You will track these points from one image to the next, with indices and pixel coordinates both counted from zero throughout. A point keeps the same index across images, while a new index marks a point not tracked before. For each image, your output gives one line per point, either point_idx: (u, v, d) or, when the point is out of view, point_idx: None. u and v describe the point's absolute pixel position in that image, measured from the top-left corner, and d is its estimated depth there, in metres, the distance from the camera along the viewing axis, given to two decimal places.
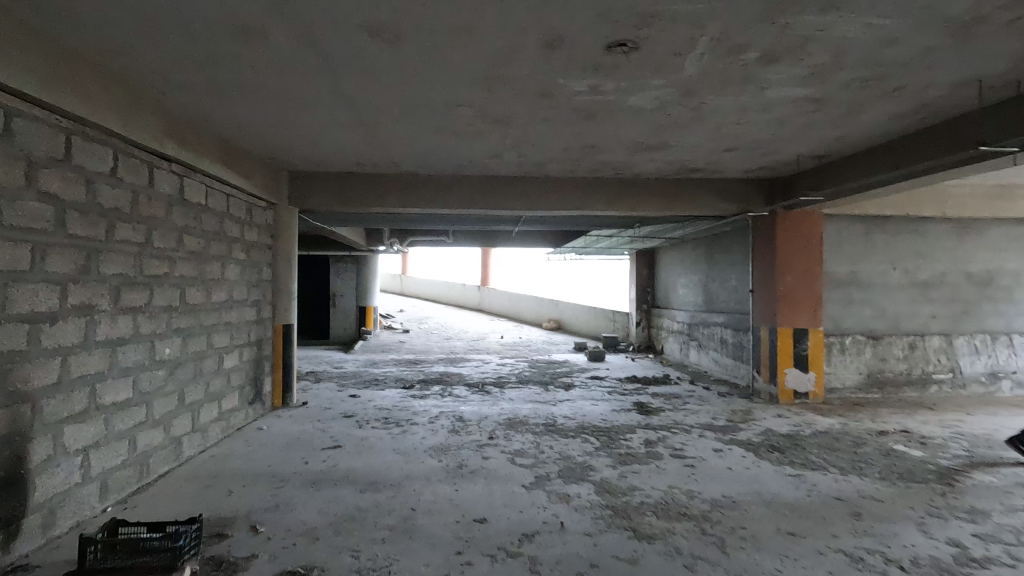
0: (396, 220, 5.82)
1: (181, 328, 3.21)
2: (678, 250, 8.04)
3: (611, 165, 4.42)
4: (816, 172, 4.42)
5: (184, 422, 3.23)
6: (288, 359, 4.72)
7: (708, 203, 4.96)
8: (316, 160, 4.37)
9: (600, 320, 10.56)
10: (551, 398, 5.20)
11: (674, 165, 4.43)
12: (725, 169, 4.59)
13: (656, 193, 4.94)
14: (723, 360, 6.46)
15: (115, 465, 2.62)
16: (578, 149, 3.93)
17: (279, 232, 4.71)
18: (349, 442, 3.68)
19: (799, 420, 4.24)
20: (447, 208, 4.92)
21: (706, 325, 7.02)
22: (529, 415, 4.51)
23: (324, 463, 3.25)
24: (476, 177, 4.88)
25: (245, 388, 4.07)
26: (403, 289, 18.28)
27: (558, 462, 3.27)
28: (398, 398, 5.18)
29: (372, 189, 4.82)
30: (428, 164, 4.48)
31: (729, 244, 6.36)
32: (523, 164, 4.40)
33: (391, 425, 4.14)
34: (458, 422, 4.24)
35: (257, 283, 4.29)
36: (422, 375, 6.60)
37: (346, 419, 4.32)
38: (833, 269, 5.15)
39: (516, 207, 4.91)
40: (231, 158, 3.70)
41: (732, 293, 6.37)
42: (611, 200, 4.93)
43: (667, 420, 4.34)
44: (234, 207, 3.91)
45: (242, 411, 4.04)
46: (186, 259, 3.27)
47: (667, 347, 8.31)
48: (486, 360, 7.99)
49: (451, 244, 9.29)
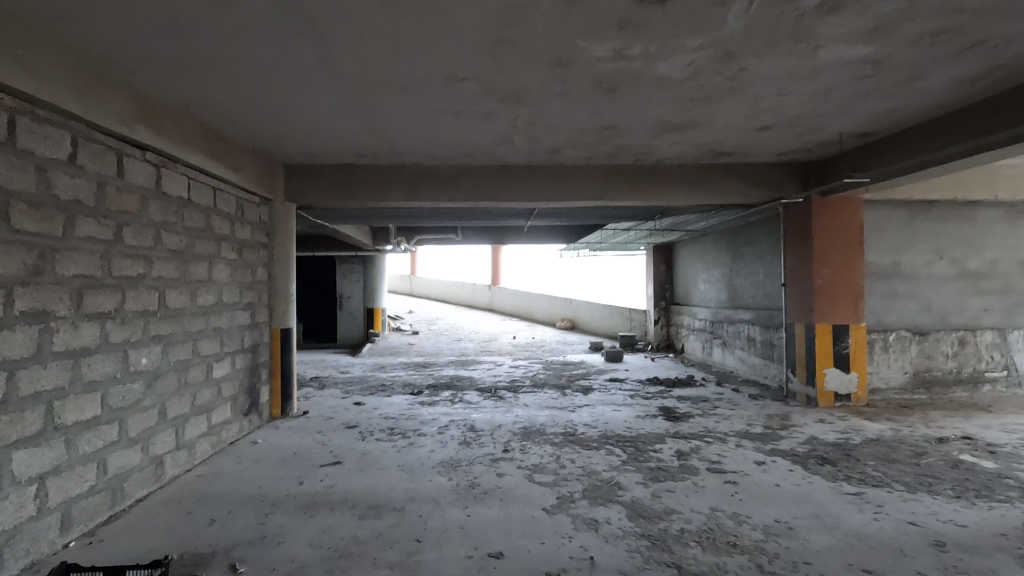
0: (401, 216, 5.48)
1: (161, 335, 2.89)
2: (698, 244, 7.64)
3: (632, 149, 4.06)
4: (858, 154, 4.02)
5: (167, 439, 2.92)
6: (287, 366, 4.40)
7: (736, 190, 4.57)
8: (312, 150, 4.04)
9: (616, 319, 10.19)
10: (569, 403, 4.84)
11: (700, 148, 4.05)
12: (756, 152, 4.20)
13: (679, 180, 4.57)
14: (752, 359, 6.07)
15: (81, 493, 2.31)
16: (597, 131, 3.57)
17: (275, 229, 4.39)
18: (350, 457, 3.35)
19: (844, 426, 3.84)
20: (454, 201, 4.57)
21: (730, 322, 6.63)
22: (547, 423, 4.16)
23: (321, 483, 2.92)
24: (485, 167, 4.53)
25: (238, 398, 3.76)
26: (413, 290, 18.00)
27: (582, 480, 2.91)
28: (406, 405, 4.85)
29: (374, 181, 4.49)
30: (433, 153, 4.13)
31: (756, 236, 5.96)
32: (536, 150, 4.04)
33: (397, 437, 3.80)
34: (469, 432, 3.89)
35: (250, 285, 3.97)
36: (432, 379, 6.28)
37: (349, 430, 3.99)
38: (874, 259, 4.75)
39: (529, 199, 4.55)
40: (216, 148, 3.38)
41: (760, 288, 5.97)
42: (631, 189, 4.56)
43: (698, 427, 3.97)
44: (223, 202, 3.60)
45: (236, 424, 3.72)
46: (166, 259, 2.95)
47: (688, 345, 7.93)
48: (498, 362, 7.65)
49: (460, 242, 8.97)
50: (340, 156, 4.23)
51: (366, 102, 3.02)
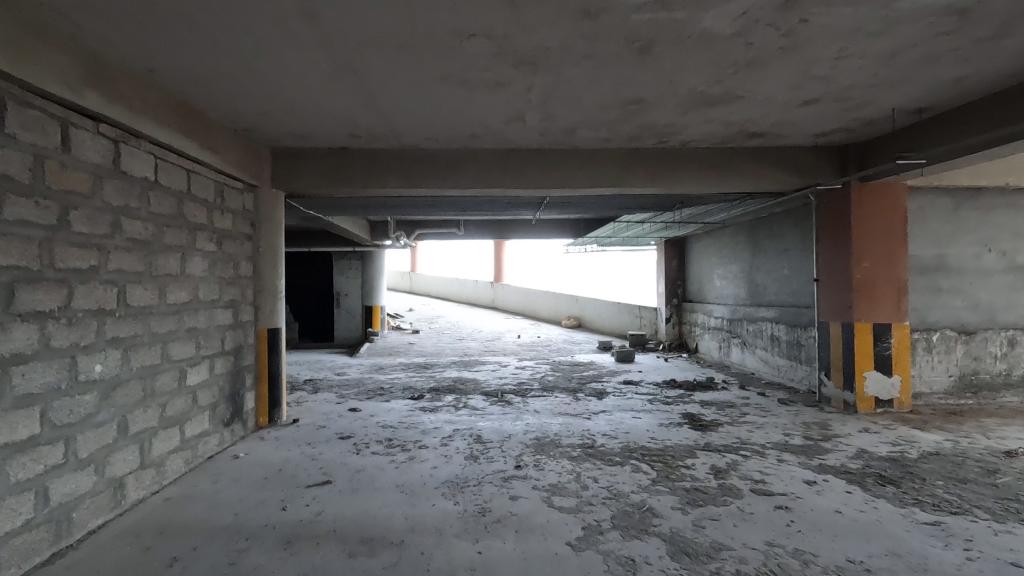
0: (400, 206, 5.07)
1: (120, 338, 2.49)
2: (714, 238, 7.24)
3: (655, 129, 3.66)
4: (906, 133, 3.62)
5: (128, 458, 2.52)
6: (275, 370, 4.01)
7: (767, 175, 4.17)
8: (299, 129, 3.63)
9: (625, 316, 9.80)
10: (584, 410, 4.43)
11: (731, 128, 3.66)
12: (792, 133, 3.80)
13: (704, 164, 4.17)
14: (775, 360, 5.68)
15: (12, 530, 1.91)
16: (620, 105, 3.17)
17: (261, 219, 3.99)
18: (341, 475, 2.95)
19: (894, 437, 3.45)
20: (457, 188, 4.17)
21: (751, 321, 6.23)
22: (561, 433, 3.75)
23: (309, 508, 2.53)
24: (492, 150, 4.13)
25: (218, 407, 3.37)
26: (413, 288, 17.58)
27: (609, 504, 2.52)
28: (406, 411, 4.46)
29: (369, 166, 4.09)
30: (435, 134, 3.73)
31: (781, 228, 5.56)
32: (550, 129, 3.64)
33: (396, 450, 3.41)
34: (476, 444, 3.49)
35: (231, 280, 3.57)
36: (433, 381, 5.88)
37: (342, 442, 3.60)
38: (917, 252, 4.34)
39: (540, 186, 4.15)
40: (189, 125, 2.98)
41: (785, 283, 5.57)
42: (651, 174, 4.16)
43: (730, 438, 3.56)
44: (198, 187, 3.19)
45: (215, 435, 3.33)
46: (128, 249, 2.55)
47: (703, 345, 7.54)
48: (503, 362, 7.27)
49: (462, 237, 8.58)
50: (332, 138, 3.83)
51: (358, 67, 2.62)
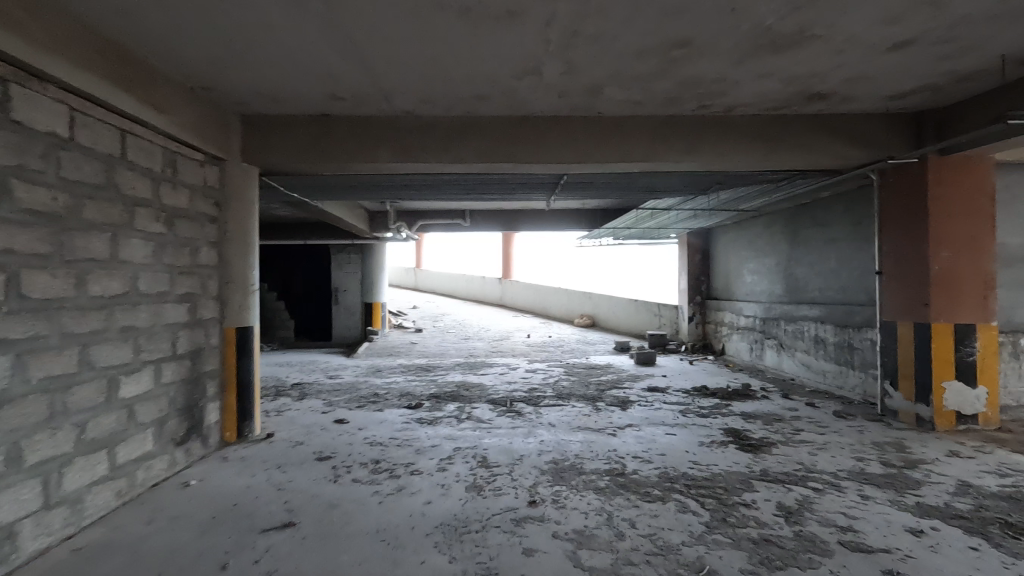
0: (395, 188, 4.45)
1: (10, 340, 1.90)
2: (745, 228, 6.58)
3: (699, 88, 3.04)
4: (1008, 92, 2.97)
5: (23, 497, 1.93)
6: (245, 377, 3.42)
7: (827, 147, 3.52)
8: (270, 88, 3.03)
9: (643, 315, 9.14)
10: (607, 424, 3.78)
11: (791, 86, 3.02)
12: (863, 94, 3.16)
13: (752, 135, 3.52)
14: (820, 365, 5.02)
15: None
16: (661, 51, 2.55)
17: (228, 198, 3.38)
18: (309, 514, 2.33)
19: (996, 465, 2.80)
20: (460, 164, 3.55)
21: (789, 320, 5.58)
22: (583, 454, 3.10)
23: (260, 563, 1.93)
24: (501, 118, 3.51)
25: (167, 424, 2.77)
26: (418, 285, 16.96)
27: (657, 566, 1.88)
28: (400, 424, 3.84)
29: (357, 136, 3.48)
30: (432, 94, 3.12)
31: (830, 215, 4.91)
32: (571, 88, 3.02)
33: (384, 477, 2.79)
34: (482, 469, 2.87)
35: (186, 269, 2.96)
36: (434, 386, 5.27)
37: (321, 463, 3.00)
38: (1002, 239, 3.68)
39: (557, 160, 3.52)
40: (121, 72, 2.38)
41: (833, 278, 4.91)
42: (689, 147, 3.52)
43: (790, 464, 2.90)
44: (138, 153, 2.59)
45: (163, 457, 2.74)
46: (23, 224, 1.96)
47: (731, 347, 6.88)
48: (512, 364, 6.66)
49: (468, 228, 7.98)
50: (312, 101, 3.22)
51: None
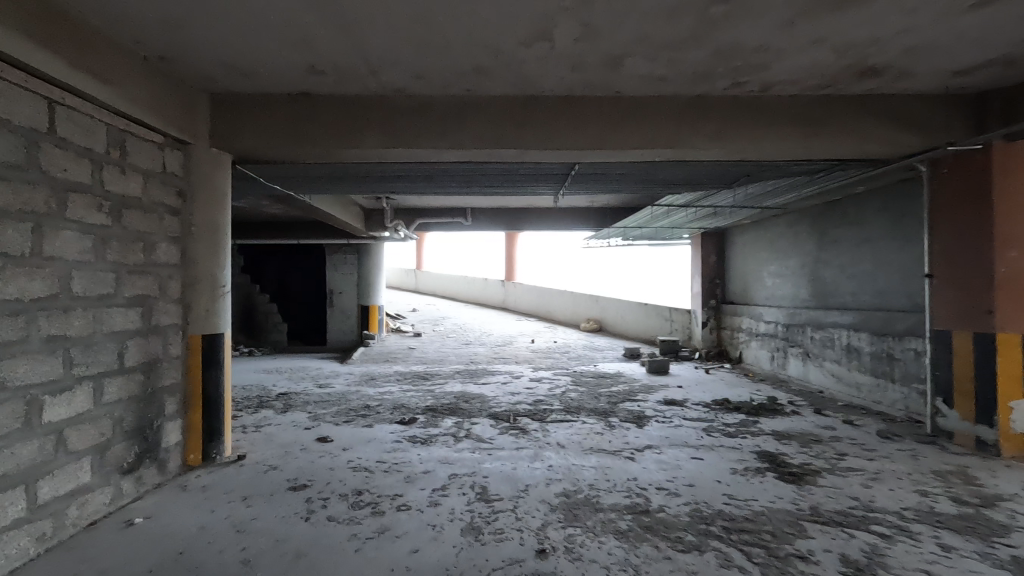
0: (386, 179, 4.03)
1: None
2: (765, 227, 6.14)
3: (735, 60, 2.62)
4: None
5: None
6: (212, 392, 2.99)
7: (877, 132, 3.09)
8: (240, 59, 2.62)
9: (654, 320, 8.70)
10: (623, 446, 3.34)
11: (843, 57, 2.59)
12: (924, 68, 2.73)
13: (791, 118, 3.09)
14: (853, 377, 4.58)
15: None
16: (697, 9, 2.14)
17: (194, 188, 2.96)
18: (268, 569, 1.91)
19: None
20: (457, 151, 3.12)
21: (816, 327, 5.14)
22: (598, 485, 2.67)
23: None
24: (505, 98, 3.10)
25: (110, 450, 2.36)
26: (419, 287, 16.53)
27: None
28: (390, 443, 3.41)
29: (341, 118, 3.07)
30: (425, 67, 2.70)
31: (865, 212, 4.47)
32: (587, 59, 2.60)
33: (366, 514, 2.36)
34: (481, 505, 2.43)
35: (137, 269, 2.55)
36: (431, 397, 4.84)
37: (293, 495, 2.57)
38: None
39: (568, 147, 3.09)
40: (47, 30, 1.98)
41: (868, 281, 4.47)
42: (719, 132, 3.10)
43: (843, 500, 2.46)
44: (73, 129, 2.18)
45: (104, 490, 2.32)
46: None
47: (749, 355, 6.45)
48: (515, 372, 6.24)
49: (470, 227, 7.55)
50: (289, 76, 2.81)
51: None
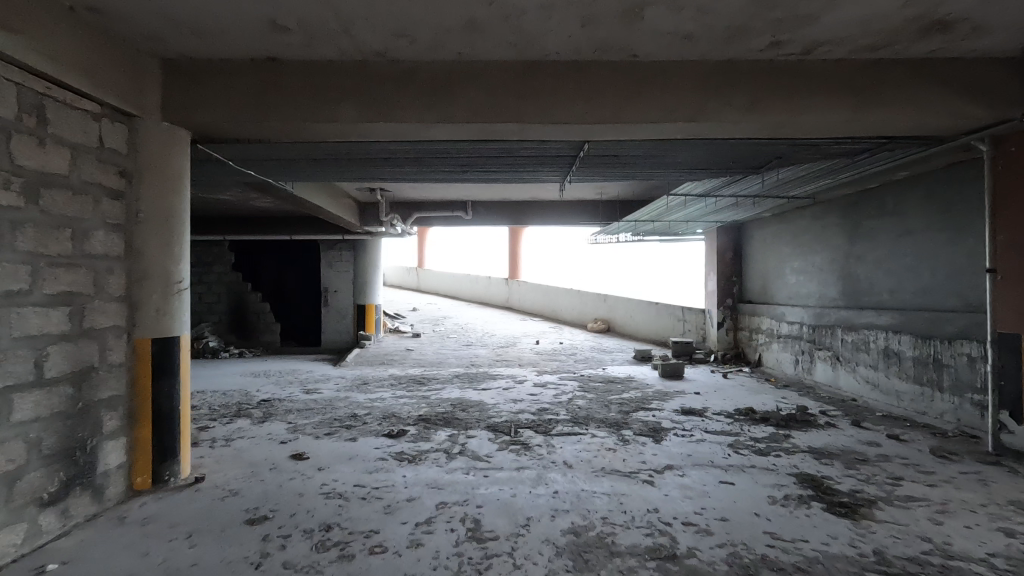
0: (371, 162, 3.59)
1: None
2: (789, 220, 5.67)
3: (776, 11, 2.19)
4: None
5: None
6: (165, 406, 2.57)
7: (938, 103, 2.64)
8: (186, 13, 2.21)
9: (665, 320, 8.26)
10: (639, 466, 2.90)
11: (909, 6, 2.15)
12: (1002, 21, 2.29)
13: (836, 86, 2.65)
14: (893, 385, 4.12)
15: None
16: None
17: (141, 168, 2.54)
18: None
19: None
20: (446, 125, 2.69)
21: (848, 329, 4.68)
22: (613, 519, 2.24)
23: None
24: (502, 65, 2.67)
25: (23, 480, 1.95)
26: (420, 285, 16.09)
27: None
28: (372, 462, 2.99)
29: (313, 88, 2.65)
30: (405, 22, 2.28)
31: (906, 201, 4.01)
32: (597, 10, 2.18)
33: (330, 560, 1.93)
34: (472, 548, 2.00)
35: (60, 261, 2.14)
36: (425, 405, 4.42)
37: (249, 531, 2.15)
38: None
39: (574, 121, 2.67)
40: None
41: (911, 278, 4.01)
42: (753, 103, 2.66)
43: (910, 541, 2.03)
44: None
45: (15, 528, 1.92)
46: None
47: (770, 358, 5.99)
48: (518, 376, 5.82)
49: (471, 222, 7.12)
50: (248, 35, 2.40)
51: None
